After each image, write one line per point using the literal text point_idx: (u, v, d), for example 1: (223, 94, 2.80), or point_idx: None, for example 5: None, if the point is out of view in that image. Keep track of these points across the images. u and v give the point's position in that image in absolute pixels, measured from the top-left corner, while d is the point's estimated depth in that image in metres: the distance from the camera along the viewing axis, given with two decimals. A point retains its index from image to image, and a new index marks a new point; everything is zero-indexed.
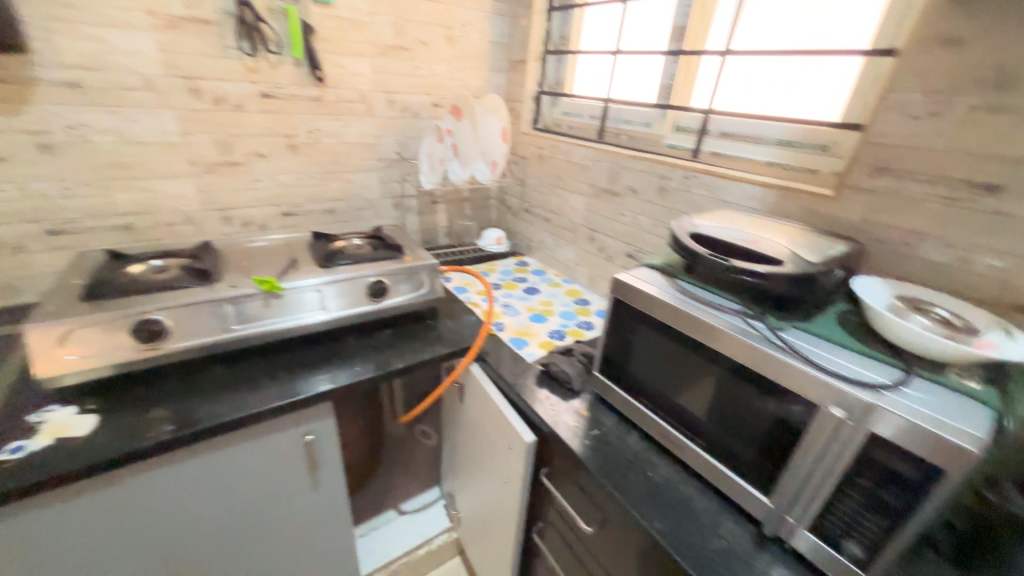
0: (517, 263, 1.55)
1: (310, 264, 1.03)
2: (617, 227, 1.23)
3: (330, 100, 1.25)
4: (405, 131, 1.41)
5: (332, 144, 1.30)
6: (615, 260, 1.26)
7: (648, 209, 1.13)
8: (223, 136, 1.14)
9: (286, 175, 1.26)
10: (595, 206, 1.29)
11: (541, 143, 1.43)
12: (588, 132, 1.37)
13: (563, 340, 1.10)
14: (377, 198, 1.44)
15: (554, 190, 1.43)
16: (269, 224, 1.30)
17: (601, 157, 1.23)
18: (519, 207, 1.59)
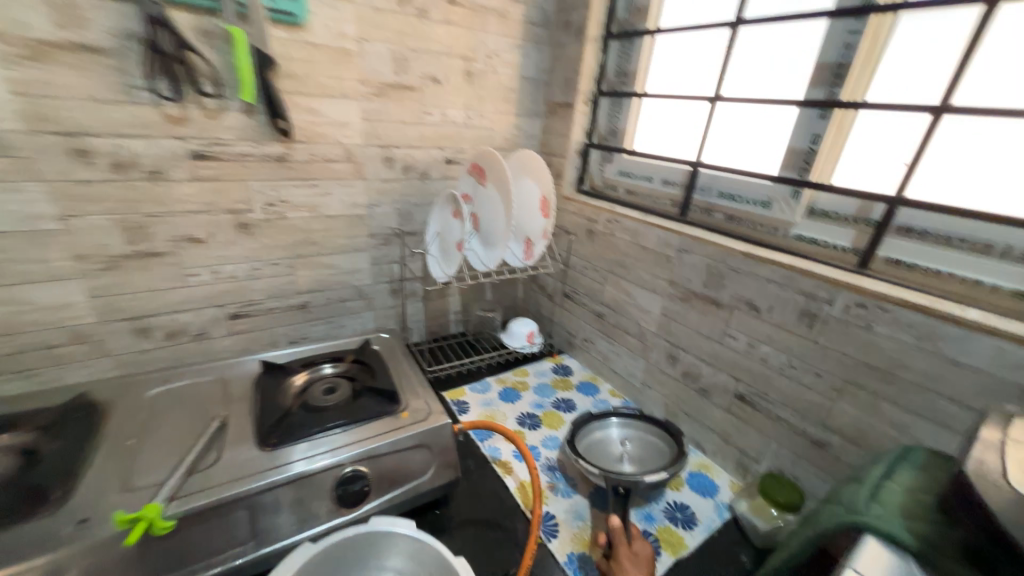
0: (556, 367, 1.14)
1: (246, 439, 0.63)
2: (718, 352, 0.83)
3: (300, 160, 0.87)
4: (407, 196, 1.03)
5: (303, 219, 0.92)
6: (712, 395, 0.86)
7: (780, 338, 0.73)
8: (133, 216, 0.76)
9: (234, 264, 0.87)
10: (678, 312, 0.89)
11: (593, 213, 1.05)
12: (661, 202, 0.99)
13: (657, 558, 0.67)
14: (367, 284, 1.05)
15: (611, 279, 1.03)
16: (210, 331, 0.90)
17: (694, 248, 0.84)
18: (557, 289, 1.20)
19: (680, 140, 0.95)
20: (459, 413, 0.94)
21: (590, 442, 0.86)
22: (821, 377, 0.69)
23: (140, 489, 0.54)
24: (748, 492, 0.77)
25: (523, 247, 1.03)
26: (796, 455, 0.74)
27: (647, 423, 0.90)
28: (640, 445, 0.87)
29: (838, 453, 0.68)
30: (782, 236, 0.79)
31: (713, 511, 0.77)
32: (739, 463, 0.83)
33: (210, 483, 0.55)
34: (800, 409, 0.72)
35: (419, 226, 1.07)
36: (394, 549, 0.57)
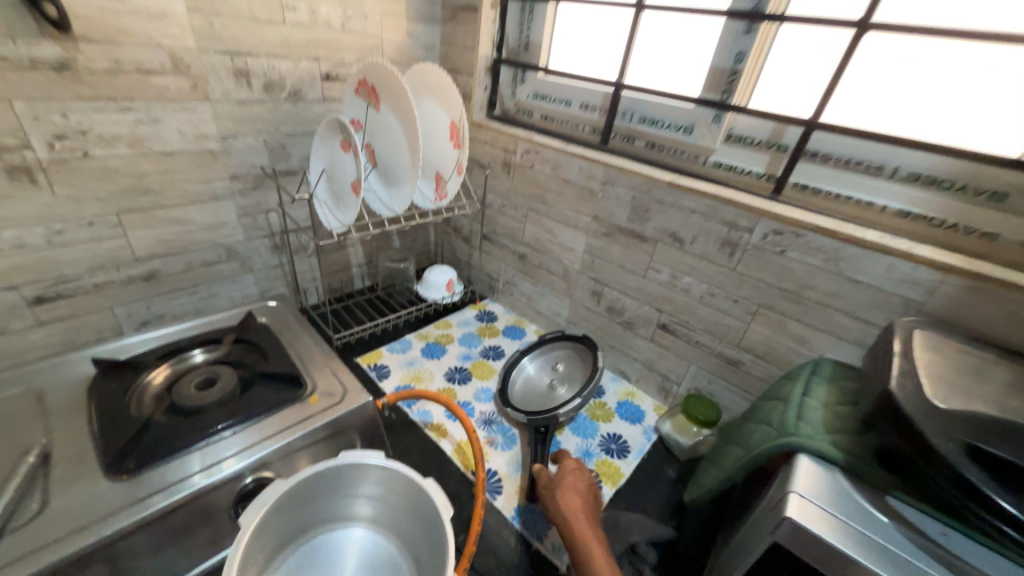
0: (479, 315, 1.08)
1: (88, 472, 0.47)
2: (642, 286, 0.83)
3: (95, 69, 0.60)
4: (277, 125, 0.80)
5: (123, 159, 0.66)
6: (637, 328, 0.87)
7: (702, 269, 0.74)
8: None
9: (18, 229, 0.61)
10: (603, 248, 0.87)
11: (509, 144, 0.94)
12: (581, 130, 0.91)
13: (599, 492, 0.69)
14: (239, 241, 0.84)
15: (532, 216, 0.96)
16: (2, 326, 0.65)
17: (619, 180, 0.79)
18: (473, 231, 1.10)
19: (600, 57, 0.86)
20: (379, 379, 0.84)
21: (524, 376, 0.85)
22: (738, 303, 0.72)
23: None
24: (671, 413, 0.82)
25: (433, 186, 0.89)
26: (712, 375, 0.79)
27: (571, 341, 0.87)
28: (570, 363, 0.84)
29: (749, 369, 0.74)
30: (702, 164, 0.78)
31: (643, 435, 0.81)
32: (662, 387, 0.87)
33: (36, 544, 0.40)
34: (718, 333, 0.76)
35: (298, 163, 0.86)
36: (364, 477, 0.53)
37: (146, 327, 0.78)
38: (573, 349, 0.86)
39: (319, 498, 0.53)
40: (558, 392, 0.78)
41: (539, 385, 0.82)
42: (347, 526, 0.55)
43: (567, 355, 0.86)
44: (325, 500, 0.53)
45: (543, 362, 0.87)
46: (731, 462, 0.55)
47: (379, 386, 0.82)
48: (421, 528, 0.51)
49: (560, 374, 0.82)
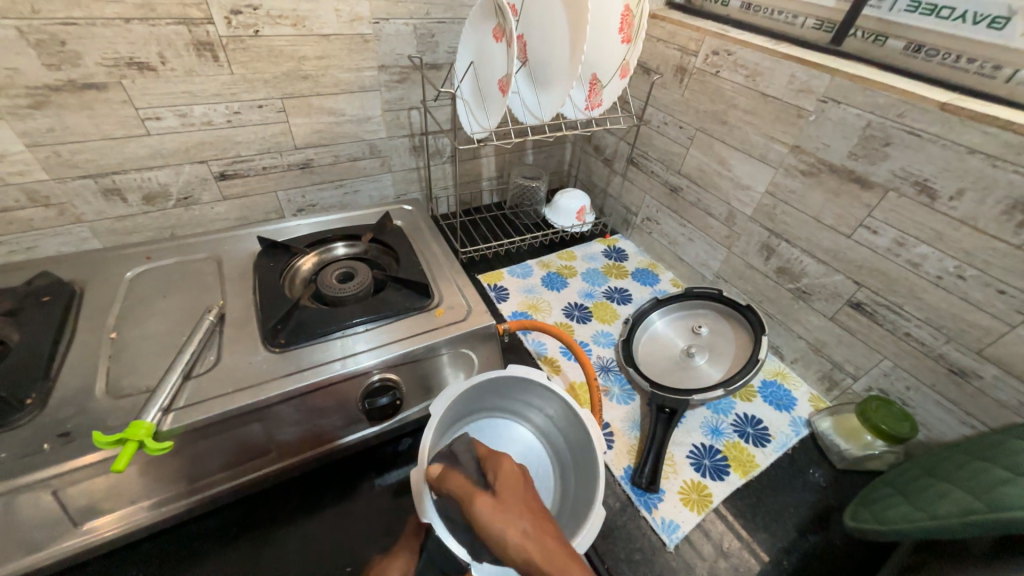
0: (607, 251, 0.97)
1: (251, 340, 0.52)
2: (840, 247, 0.63)
3: None
4: (428, 7, 0.72)
5: (287, 39, 0.66)
6: (814, 299, 0.69)
7: (957, 238, 0.52)
8: (37, 21, 0.52)
9: (205, 106, 0.66)
10: (794, 192, 0.67)
11: (691, 42, 0.74)
12: (800, 24, 0.67)
13: (725, 476, 0.60)
14: (383, 139, 0.83)
15: (700, 141, 0.78)
16: (197, 196, 0.74)
17: (851, 97, 0.57)
18: (619, 154, 0.95)
19: None
20: (497, 300, 0.82)
21: (653, 332, 0.75)
22: (1005, 295, 0.49)
23: (129, 399, 0.45)
24: (836, 410, 0.66)
25: (586, 93, 0.75)
26: (915, 380, 0.60)
27: (722, 305, 0.73)
28: (716, 331, 0.72)
29: (984, 386, 0.53)
30: (1004, 80, 0.51)
31: (789, 426, 0.67)
32: (827, 376, 0.70)
33: (210, 394, 0.46)
34: (948, 330, 0.55)
35: (445, 56, 0.79)
36: (539, 387, 0.50)
37: (301, 214, 0.85)
38: (723, 314, 0.73)
39: (488, 396, 0.52)
40: (695, 363, 0.69)
41: (670, 347, 0.73)
42: (504, 423, 0.53)
43: (713, 320, 0.74)
44: (501, 393, 0.52)
45: (683, 321, 0.76)
46: (945, 509, 0.40)
47: (497, 307, 0.80)
48: (580, 456, 0.48)
49: (701, 342, 0.71)
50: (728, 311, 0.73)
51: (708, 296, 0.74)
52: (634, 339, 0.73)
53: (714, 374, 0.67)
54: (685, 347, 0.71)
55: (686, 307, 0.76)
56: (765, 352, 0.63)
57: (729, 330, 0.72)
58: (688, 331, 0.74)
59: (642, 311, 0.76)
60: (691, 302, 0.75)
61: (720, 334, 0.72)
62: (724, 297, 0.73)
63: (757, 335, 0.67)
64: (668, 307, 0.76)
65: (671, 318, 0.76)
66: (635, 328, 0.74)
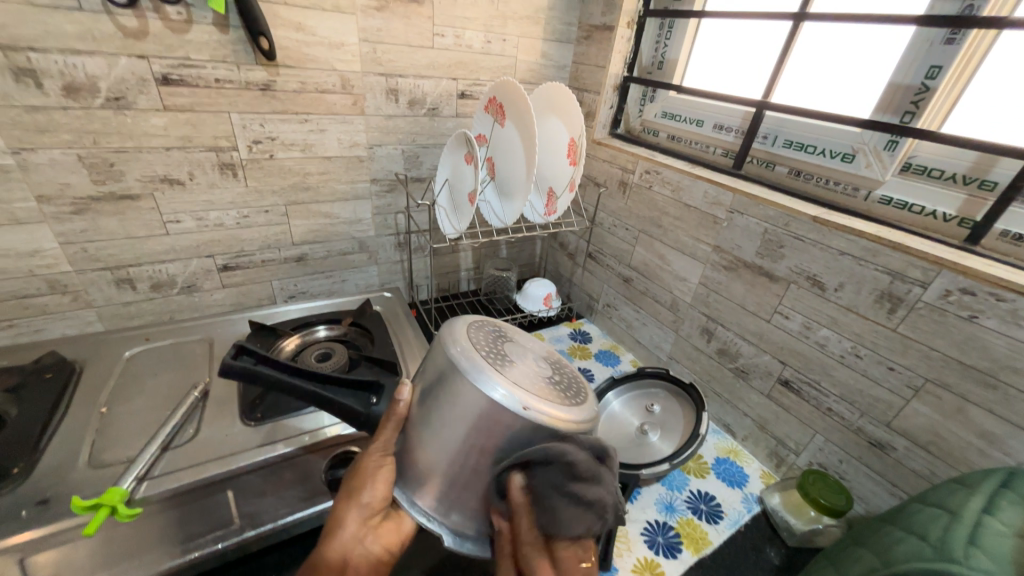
0: (573, 333, 1.05)
1: (229, 414, 0.57)
2: (763, 329, 0.72)
3: (288, 88, 0.74)
4: (415, 137, 0.90)
5: (296, 160, 0.80)
6: (751, 377, 0.76)
7: (848, 323, 0.61)
8: (96, 150, 0.66)
9: (221, 211, 0.78)
10: (720, 282, 0.77)
11: (629, 163, 0.91)
12: (709, 153, 0.84)
13: (678, 554, 0.61)
14: (371, 237, 0.96)
15: (643, 240, 0.91)
16: (199, 284, 0.83)
17: (749, 209, 0.70)
18: (579, 249, 1.08)
19: (744, 75, 0.79)
20: None
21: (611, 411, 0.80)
22: (895, 371, 0.57)
23: (108, 468, 0.49)
24: (784, 486, 0.69)
25: (544, 201, 0.90)
26: (845, 453, 0.64)
27: (672, 384, 0.80)
28: (667, 409, 0.78)
29: (900, 458, 0.58)
30: (863, 198, 0.65)
31: (742, 504, 0.69)
32: (774, 453, 0.74)
33: (184, 463, 0.50)
34: (860, 404, 0.61)
35: (428, 172, 0.95)
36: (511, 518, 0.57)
37: (291, 300, 0.94)
38: (672, 392, 0.79)
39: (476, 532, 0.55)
40: (648, 440, 0.73)
41: (626, 426, 0.77)
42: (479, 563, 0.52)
43: (665, 399, 0.79)
44: None
45: (638, 400, 0.81)
46: (855, 572, 0.44)
47: None
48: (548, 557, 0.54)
49: (653, 420, 0.76)
50: (677, 391, 0.79)
51: (659, 374, 0.80)
52: None
53: (664, 450, 0.71)
54: (638, 426, 0.76)
55: (640, 387, 0.82)
56: (705, 428, 0.68)
57: (678, 409, 0.77)
58: (642, 411, 0.79)
59: (601, 389, 0.81)
60: (645, 382, 0.82)
61: (671, 413, 0.77)
62: (673, 377, 0.80)
63: (700, 413, 0.73)
64: (625, 387, 0.82)
65: (628, 398, 0.82)
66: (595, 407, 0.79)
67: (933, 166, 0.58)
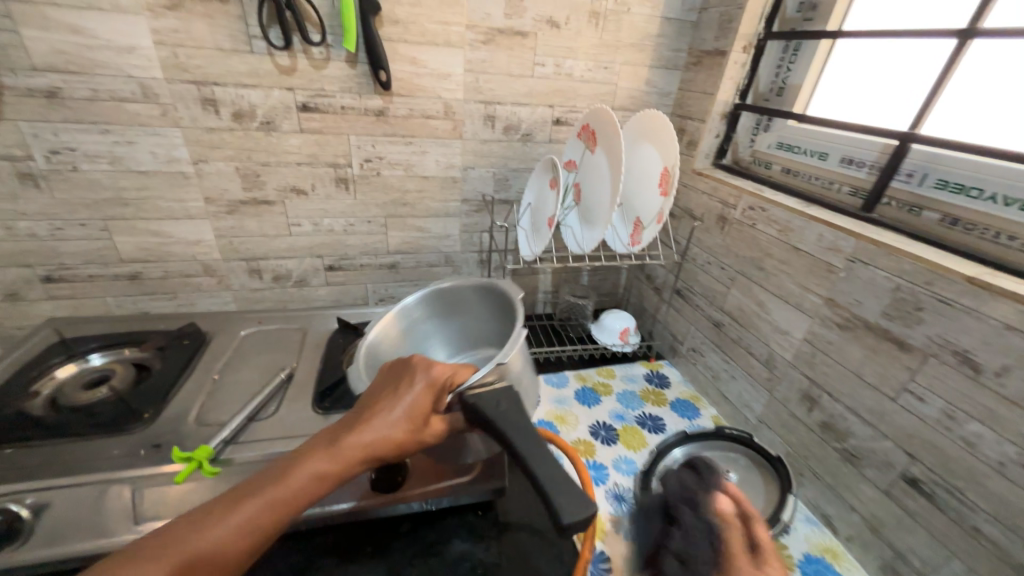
0: (649, 374, 0.97)
1: (305, 400, 0.63)
2: (884, 408, 0.58)
3: (398, 114, 0.82)
4: (507, 161, 0.93)
5: (398, 178, 0.89)
6: (864, 464, 0.61)
7: (1012, 420, 0.46)
8: (248, 164, 0.80)
9: (333, 219, 0.90)
10: (831, 342, 0.65)
11: (730, 197, 0.82)
12: (832, 190, 0.73)
13: None
14: (457, 252, 1.01)
15: (741, 283, 0.81)
16: (309, 280, 0.96)
17: (876, 259, 0.58)
18: (667, 284, 1.01)
19: (886, 103, 0.67)
20: None
21: (678, 471, 0.71)
22: None
23: (208, 428, 0.58)
24: None
25: (630, 230, 0.86)
26: None
27: (756, 453, 0.69)
28: (747, 481, 0.67)
29: None
30: None
31: None
32: (889, 567, 0.59)
33: (262, 438, 0.57)
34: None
35: (516, 195, 0.97)
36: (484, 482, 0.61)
37: (381, 303, 1.02)
38: (756, 463, 0.68)
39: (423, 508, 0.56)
40: None
41: None
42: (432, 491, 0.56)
43: (745, 469, 0.69)
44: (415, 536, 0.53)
45: (712, 464, 0.71)
46: None
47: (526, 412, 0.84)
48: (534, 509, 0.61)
49: None
50: (762, 464, 0.68)
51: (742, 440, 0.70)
52: (656, 471, 0.70)
53: None
54: None
55: (717, 449, 0.72)
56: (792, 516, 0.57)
57: (760, 484, 0.66)
58: None
59: (669, 443, 0.73)
60: (724, 446, 0.72)
61: (752, 487, 0.66)
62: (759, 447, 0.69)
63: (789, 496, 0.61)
64: (699, 446, 0.72)
65: (701, 459, 0.72)
66: (659, 460, 0.71)
67: None
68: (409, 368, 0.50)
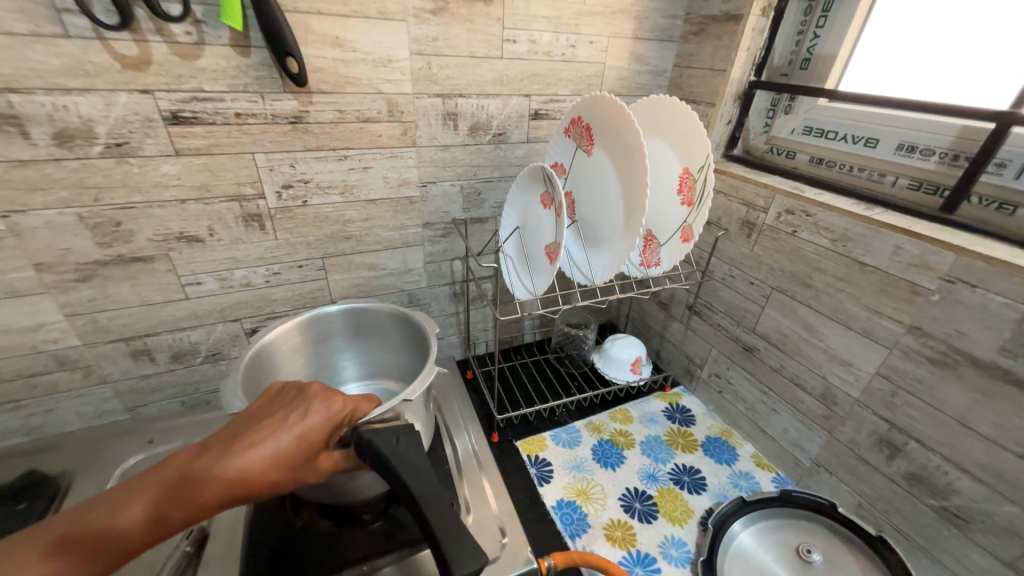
0: (669, 409, 0.83)
1: None
2: (1006, 467, 0.46)
3: (323, 119, 0.59)
4: (476, 169, 0.72)
5: (334, 205, 0.65)
6: (975, 529, 0.50)
7: None
8: (98, 208, 0.54)
9: (247, 269, 0.65)
10: (918, 380, 0.52)
11: (758, 197, 0.67)
12: (887, 185, 0.60)
13: None
14: (422, 289, 0.80)
15: (778, 301, 0.67)
16: (226, 351, 0.70)
17: (990, 281, 0.45)
18: (676, 299, 0.86)
19: (956, 75, 0.53)
20: (540, 482, 0.68)
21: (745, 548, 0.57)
22: None
23: None
24: None
25: (641, 248, 0.69)
26: None
27: (838, 524, 0.57)
28: (834, 564, 0.55)
29: None
30: None
31: None
32: None
33: None
34: None
35: (491, 210, 0.77)
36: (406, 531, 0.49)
37: None
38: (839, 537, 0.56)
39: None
40: None
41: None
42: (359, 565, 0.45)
43: (826, 546, 0.56)
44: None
45: (785, 537, 0.58)
46: None
47: (538, 491, 0.67)
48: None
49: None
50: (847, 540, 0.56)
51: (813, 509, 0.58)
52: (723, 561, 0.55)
53: None
54: None
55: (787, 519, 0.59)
56: None
57: (851, 566, 0.54)
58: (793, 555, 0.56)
59: (731, 514, 0.59)
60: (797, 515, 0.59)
61: (841, 570, 0.54)
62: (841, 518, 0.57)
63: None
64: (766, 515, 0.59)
65: (768, 531, 0.59)
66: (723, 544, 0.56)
67: None
68: (305, 393, 0.38)
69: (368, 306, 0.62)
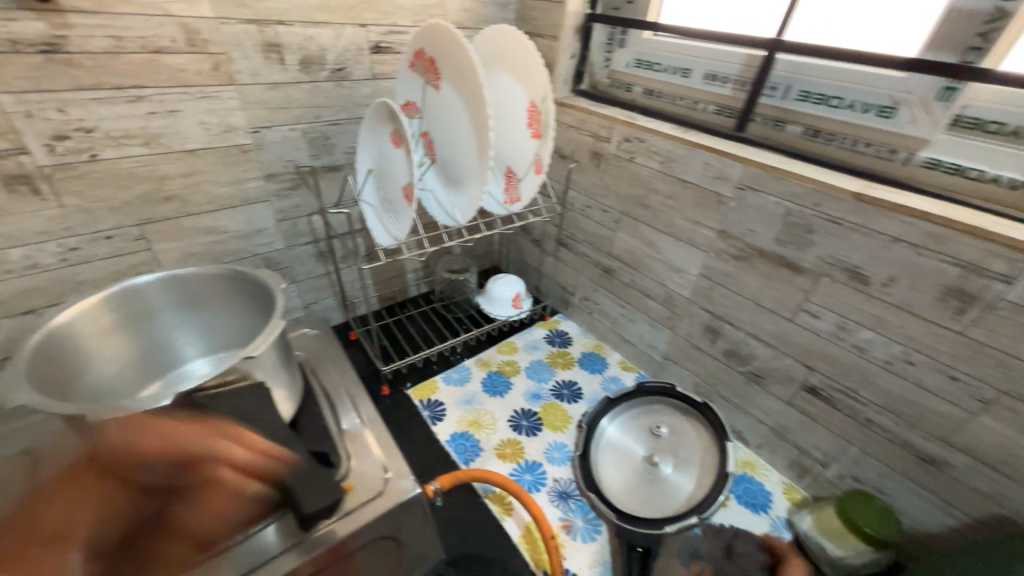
0: (550, 336, 0.90)
1: None
2: (783, 330, 0.60)
3: (91, 48, 0.47)
4: (317, 111, 0.65)
5: (138, 160, 0.55)
6: (767, 382, 0.64)
7: (898, 324, 0.49)
8: None
9: (27, 247, 0.52)
10: (727, 274, 0.64)
11: (602, 129, 0.72)
12: (700, 111, 0.68)
13: None
14: (280, 251, 0.72)
15: (627, 224, 0.75)
16: None
17: (767, 185, 0.56)
18: (547, 235, 0.91)
19: (742, 7, 0.62)
20: (433, 422, 0.70)
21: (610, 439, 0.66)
22: (959, 381, 0.47)
23: None
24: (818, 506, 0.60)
25: (504, 186, 0.70)
26: (886, 467, 0.55)
27: (678, 402, 0.66)
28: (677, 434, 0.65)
29: (958, 475, 0.50)
30: (902, 162, 0.52)
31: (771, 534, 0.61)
32: (796, 463, 0.65)
33: None
34: (909, 416, 0.52)
35: (344, 157, 0.71)
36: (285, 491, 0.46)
37: None
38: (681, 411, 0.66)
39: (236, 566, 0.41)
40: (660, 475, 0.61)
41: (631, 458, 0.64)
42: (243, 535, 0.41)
43: (671, 421, 0.66)
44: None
45: (641, 422, 0.67)
46: None
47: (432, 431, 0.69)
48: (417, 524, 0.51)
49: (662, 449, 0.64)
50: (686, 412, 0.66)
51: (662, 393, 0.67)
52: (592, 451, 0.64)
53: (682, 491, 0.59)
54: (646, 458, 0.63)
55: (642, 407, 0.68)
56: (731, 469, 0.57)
57: (689, 433, 0.65)
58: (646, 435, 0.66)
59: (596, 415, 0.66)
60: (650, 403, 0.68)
61: (682, 438, 0.64)
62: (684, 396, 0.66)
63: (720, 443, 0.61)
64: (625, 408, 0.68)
65: (628, 420, 0.68)
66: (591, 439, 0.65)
67: (994, 119, 0.46)
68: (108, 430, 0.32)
69: (192, 271, 0.56)
